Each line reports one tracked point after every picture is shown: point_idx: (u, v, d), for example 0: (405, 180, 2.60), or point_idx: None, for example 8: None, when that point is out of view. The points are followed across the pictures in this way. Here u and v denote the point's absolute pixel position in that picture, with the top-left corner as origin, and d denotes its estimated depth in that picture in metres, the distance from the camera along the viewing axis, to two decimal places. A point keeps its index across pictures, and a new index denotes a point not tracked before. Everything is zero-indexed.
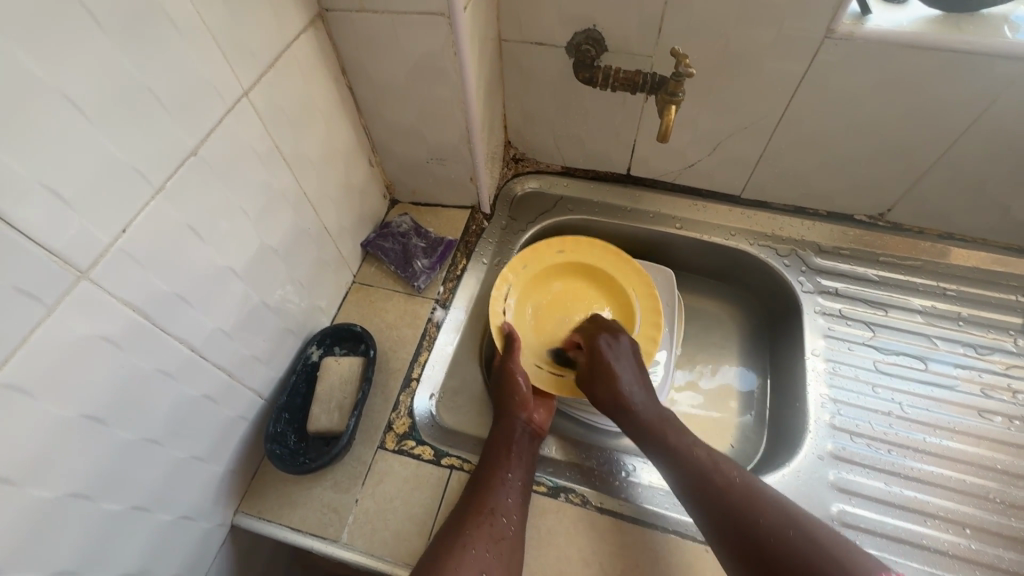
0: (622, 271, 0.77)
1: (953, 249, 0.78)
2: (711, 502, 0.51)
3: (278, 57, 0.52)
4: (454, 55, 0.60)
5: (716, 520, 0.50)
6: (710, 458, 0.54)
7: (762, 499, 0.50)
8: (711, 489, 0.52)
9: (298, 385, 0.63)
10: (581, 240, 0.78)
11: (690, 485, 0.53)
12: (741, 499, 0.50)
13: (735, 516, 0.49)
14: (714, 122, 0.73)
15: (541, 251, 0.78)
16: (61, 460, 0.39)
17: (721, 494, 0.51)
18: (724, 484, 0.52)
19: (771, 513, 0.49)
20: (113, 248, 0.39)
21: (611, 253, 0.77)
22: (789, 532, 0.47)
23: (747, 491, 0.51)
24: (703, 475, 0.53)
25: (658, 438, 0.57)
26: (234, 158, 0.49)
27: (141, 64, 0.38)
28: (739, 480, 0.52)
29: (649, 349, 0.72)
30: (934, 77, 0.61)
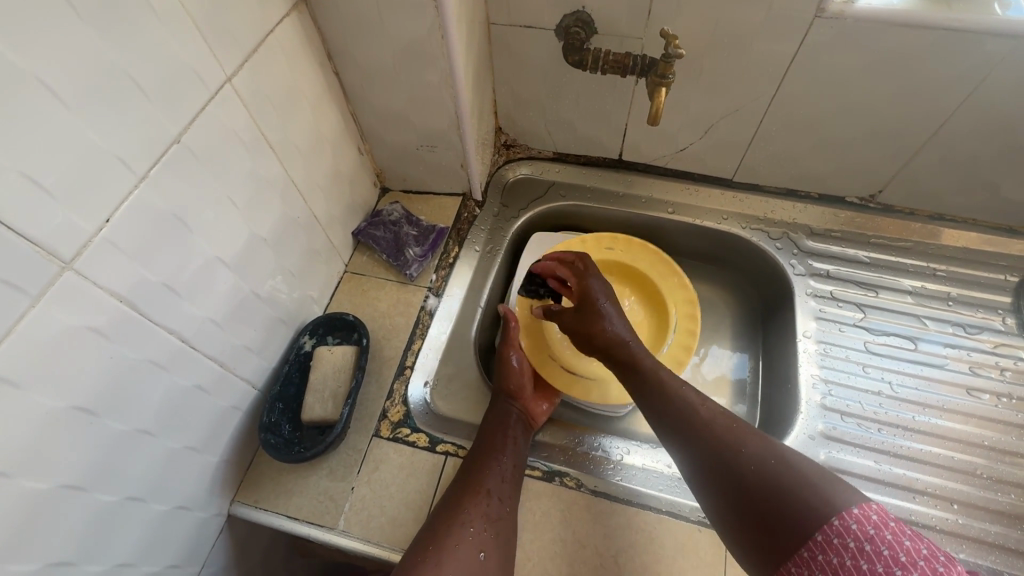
0: (654, 265, 0.77)
1: (943, 230, 0.78)
2: (693, 439, 0.50)
3: (261, 40, 0.51)
4: (441, 39, 0.59)
5: (698, 456, 0.49)
6: (697, 398, 0.53)
7: (745, 433, 0.49)
8: (693, 425, 0.51)
9: (291, 375, 0.63)
10: (619, 239, 0.78)
11: (674, 425, 0.52)
12: (721, 432, 0.49)
13: (716, 450, 0.48)
14: (705, 105, 0.73)
15: (590, 247, 0.78)
16: (52, 452, 0.38)
17: (703, 430, 0.50)
18: (706, 421, 0.50)
19: (750, 446, 0.47)
20: (98, 237, 0.39)
21: (657, 257, 0.77)
22: (764, 459, 0.46)
23: (729, 426, 0.50)
24: (687, 414, 0.52)
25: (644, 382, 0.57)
26: (219, 146, 0.48)
27: (119, 49, 0.38)
28: (722, 418, 0.51)
29: (687, 341, 0.72)
30: (925, 56, 0.60)
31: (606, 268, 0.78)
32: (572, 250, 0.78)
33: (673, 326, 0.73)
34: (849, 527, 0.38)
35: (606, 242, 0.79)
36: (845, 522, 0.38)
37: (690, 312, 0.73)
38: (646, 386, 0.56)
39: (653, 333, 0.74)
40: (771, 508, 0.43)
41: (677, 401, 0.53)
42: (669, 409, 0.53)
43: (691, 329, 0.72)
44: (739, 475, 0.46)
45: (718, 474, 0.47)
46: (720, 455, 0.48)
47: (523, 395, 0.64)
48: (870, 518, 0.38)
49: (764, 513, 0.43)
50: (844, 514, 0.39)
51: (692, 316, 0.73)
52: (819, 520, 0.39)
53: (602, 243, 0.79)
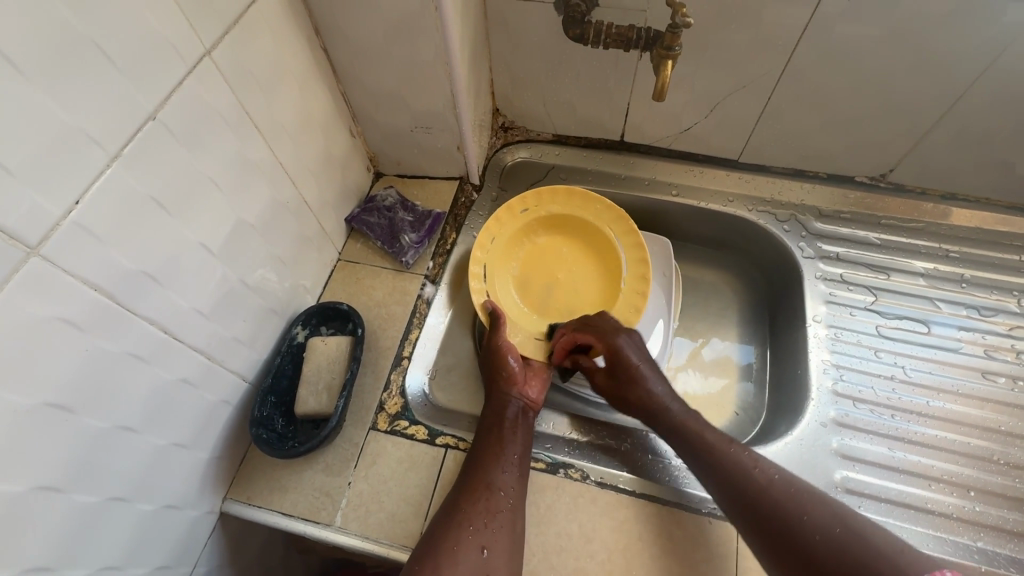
0: (579, 207, 0.72)
1: (956, 210, 0.76)
2: (751, 501, 0.49)
3: (244, 13, 0.48)
4: (435, 11, 0.56)
5: (761, 520, 0.48)
6: (745, 452, 0.53)
7: (803, 494, 0.49)
8: (748, 487, 0.50)
9: (284, 367, 0.60)
10: (529, 197, 0.72)
11: (728, 485, 0.51)
12: (781, 499, 0.49)
13: (780, 516, 0.48)
14: (712, 81, 0.70)
15: (505, 219, 0.72)
16: (23, 452, 0.36)
17: (762, 492, 0.49)
18: (763, 486, 0.50)
19: (814, 511, 0.47)
20: (66, 220, 0.36)
21: (567, 194, 0.72)
22: (832, 526, 0.46)
23: (787, 487, 0.50)
24: (741, 477, 0.51)
25: (691, 441, 0.55)
26: (200, 124, 0.45)
27: (82, 13, 0.34)
28: (778, 478, 0.50)
29: (643, 271, 0.69)
30: (943, 24, 0.57)
31: (539, 226, 0.73)
32: (496, 226, 0.71)
33: (625, 260, 0.70)
34: None
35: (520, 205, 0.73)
36: None
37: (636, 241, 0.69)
38: (693, 439, 0.55)
39: (609, 275, 0.72)
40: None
41: (730, 458, 0.53)
42: (720, 470, 0.52)
43: (641, 256, 0.69)
44: (808, 544, 0.46)
45: (782, 542, 0.47)
46: (784, 521, 0.47)
47: (516, 380, 0.62)
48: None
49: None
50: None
51: (637, 244, 0.70)
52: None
53: (513, 208, 0.72)
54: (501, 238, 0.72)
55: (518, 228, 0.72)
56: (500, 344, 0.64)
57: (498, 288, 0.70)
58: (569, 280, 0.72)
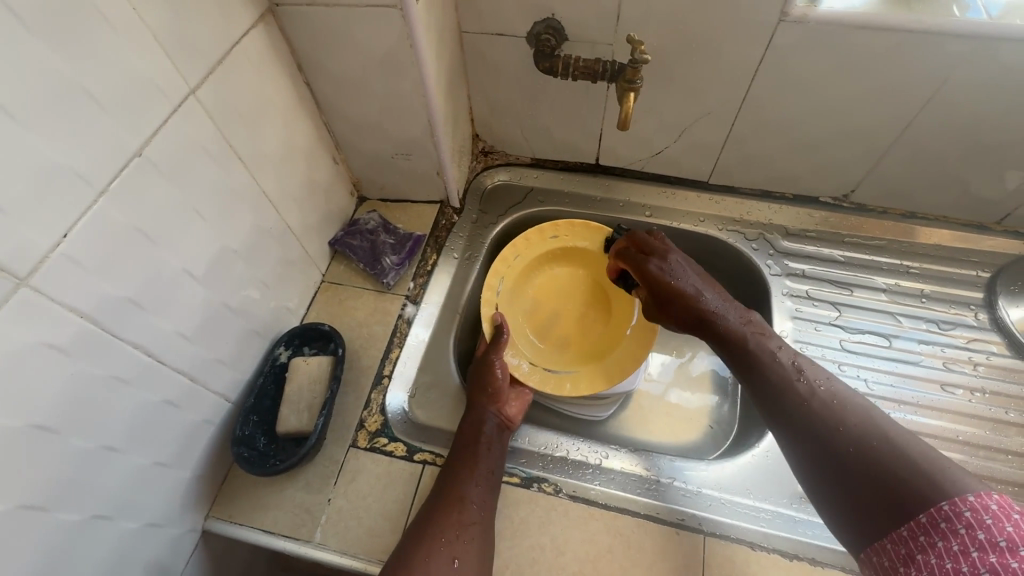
0: (602, 249, 0.76)
1: (916, 228, 0.79)
2: (790, 409, 0.50)
3: (227, 52, 0.51)
4: (410, 48, 0.59)
5: (796, 427, 0.49)
6: (795, 368, 0.54)
7: (845, 408, 0.48)
8: (788, 395, 0.51)
9: (266, 387, 0.62)
10: (561, 225, 0.76)
11: (767, 393, 0.53)
12: (822, 407, 0.49)
13: (819, 423, 0.48)
14: (678, 109, 0.74)
15: (533, 241, 0.76)
16: (11, 471, 0.38)
17: (801, 401, 0.50)
18: (804, 396, 0.50)
19: (852, 423, 0.47)
20: (54, 253, 0.38)
21: (594, 231, 0.75)
22: (868, 439, 0.44)
23: (829, 399, 0.49)
24: (783, 385, 0.52)
25: (739, 348, 0.57)
26: (185, 157, 0.48)
27: (73, 64, 0.37)
28: (822, 390, 0.51)
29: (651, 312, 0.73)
30: (887, 57, 0.61)
31: (559, 255, 0.78)
32: (521, 246, 0.76)
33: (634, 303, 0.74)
34: (960, 514, 0.37)
35: (550, 230, 0.77)
36: (956, 508, 0.37)
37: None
38: (738, 346, 0.57)
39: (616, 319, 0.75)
40: (874, 482, 0.42)
41: (773, 370, 0.54)
42: (764, 378, 0.54)
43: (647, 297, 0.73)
44: (841, 450, 0.45)
45: (819, 447, 0.47)
46: (823, 424, 0.48)
47: (501, 401, 0.64)
48: (988, 508, 0.36)
49: (860, 487, 0.43)
50: (957, 500, 0.37)
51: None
52: (925, 498, 0.39)
53: (545, 231, 0.77)
54: (523, 259, 0.76)
55: (540, 254, 0.77)
56: (495, 360, 0.67)
57: (506, 306, 0.74)
58: (575, 314, 0.77)
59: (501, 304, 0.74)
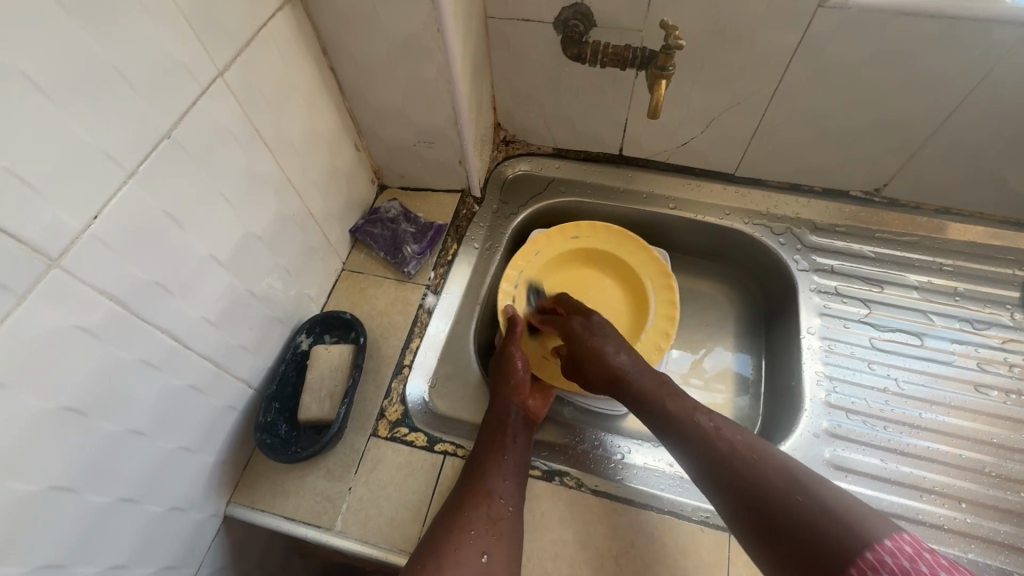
0: (625, 251, 0.76)
1: (950, 224, 0.77)
2: (715, 466, 0.50)
3: (254, 36, 0.50)
4: (437, 33, 0.58)
5: (725, 485, 0.49)
6: (713, 427, 0.53)
7: (768, 464, 0.49)
8: (712, 456, 0.51)
9: (288, 374, 0.62)
10: (582, 225, 0.77)
11: (690, 451, 0.53)
12: (742, 462, 0.49)
13: (747, 483, 0.48)
14: (707, 99, 0.72)
15: (555, 240, 0.77)
16: (39, 452, 0.38)
17: (724, 461, 0.50)
18: (724, 453, 0.51)
19: (776, 481, 0.47)
20: (85, 234, 0.38)
21: (618, 232, 0.76)
22: (793, 497, 0.45)
23: (748, 453, 0.50)
24: (704, 442, 0.52)
25: (656, 412, 0.57)
26: (212, 141, 0.48)
27: (105, 43, 0.37)
28: (740, 443, 0.51)
29: (666, 328, 0.71)
30: (932, 44, 0.59)
31: (581, 254, 0.77)
32: (543, 243, 0.76)
33: (653, 308, 0.72)
34: (884, 560, 0.38)
35: (571, 230, 0.77)
36: (878, 555, 0.39)
37: (668, 297, 0.72)
38: (655, 411, 0.57)
39: (635, 318, 0.74)
40: (799, 535, 0.43)
41: (695, 429, 0.54)
42: (683, 434, 0.54)
43: (670, 314, 0.72)
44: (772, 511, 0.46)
45: (744, 502, 0.48)
46: (744, 480, 0.48)
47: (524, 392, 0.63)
48: (904, 550, 0.39)
49: (798, 552, 0.43)
50: (877, 547, 0.39)
51: (671, 302, 0.72)
52: (855, 556, 0.40)
53: (567, 231, 0.77)
54: (545, 254, 0.76)
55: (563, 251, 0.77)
56: (511, 349, 0.66)
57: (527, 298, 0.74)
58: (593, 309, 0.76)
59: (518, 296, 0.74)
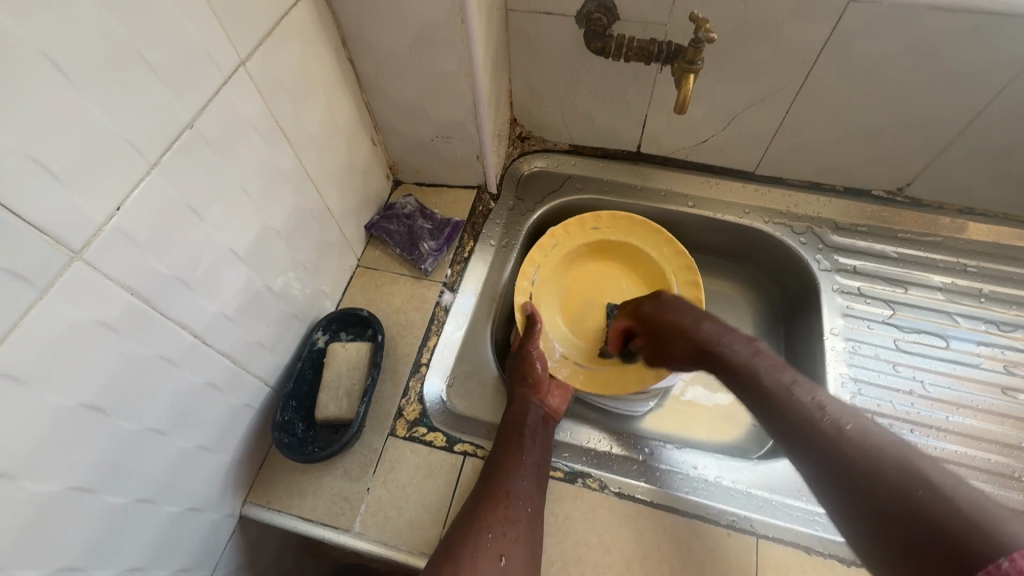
0: (650, 244, 0.75)
1: (972, 224, 0.76)
2: (811, 444, 0.43)
3: (276, 24, 0.49)
4: (460, 24, 0.56)
5: (824, 469, 0.41)
6: (817, 404, 0.45)
7: (880, 443, 0.40)
8: (817, 439, 0.43)
9: (304, 372, 0.61)
10: (602, 217, 0.75)
11: (790, 434, 0.45)
12: (851, 445, 0.41)
13: (856, 469, 0.39)
14: (730, 96, 0.71)
15: (574, 232, 0.76)
16: (58, 452, 0.36)
17: (829, 444, 0.42)
18: (828, 433, 0.43)
19: (888, 463, 0.38)
20: (108, 227, 0.36)
21: (638, 225, 0.75)
22: (909, 484, 0.36)
23: (857, 433, 0.41)
24: (804, 421, 0.45)
25: (751, 388, 0.51)
26: (233, 132, 0.46)
27: (129, 28, 0.35)
28: (850, 425, 0.42)
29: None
30: (964, 41, 0.58)
31: (601, 246, 0.76)
32: (561, 236, 0.75)
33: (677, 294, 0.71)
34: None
35: (591, 222, 0.76)
36: (1017, 565, 0.28)
37: (695, 294, 0.70)
38: (750, 385, 0.51)
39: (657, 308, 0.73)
40: (916, 535, 0.34)
41: (795, 406, 0.46)
42: (783, 413, 0.47)
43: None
44: (873, 495, 0.37)
45: (850, 491, 0.39)
46: (853, 466, 0.39)
47: (538, 390, 0.62)
48: None
49: (913, 551, 0.34)
50: (1016, 555, 0.29)
51: (696, 298, 0.70)
52: (984, 562, 0.30)
53: (586, 223, 0.76)
54: (564, 246, 0.76)
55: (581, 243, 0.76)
56: (529, 349, 0.65)
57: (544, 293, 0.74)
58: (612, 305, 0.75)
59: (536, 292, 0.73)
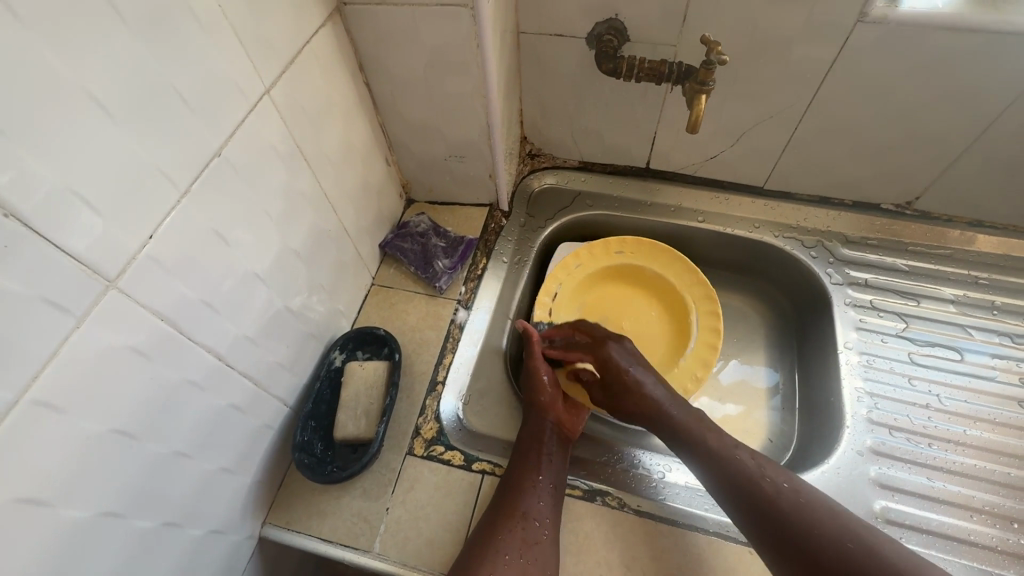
0: (673, 272, 0.75)
1: (981, 237, 0.76)
2: (753, 501, 0.51)
3: (298, 52, 0.50)
4: (476, 49, 0.58)
5: (767, 525, 0.49)
6: (755, 464, 0.53)
7: (813, 506, 0.49)
8: (756, 494, 0.51)
9: (323, 392, 0.61)
10: (627, 242, 0.77)
11: (735, 492, 0.52)
12: (790, 508, 0.49)
13: (797, 529, 0.48)
14: (739, 113, 0.72)
15: (599, 254, 0.77)
16: (91, 478, 0.37)
17: (771, 503, 0.50)
18: (768, 493, 0.51)
19: (824, 522, 0.48)
20: (140, 255, 0.37)
21: (666, 254, 0.75)
22: (844, 540, 0.46)
23: (794, 495, 0.50)
24: (747, 479, 0.52)
25: (694, 444, 0.56)
26: (258, 158, 0.47)
27: (164, 62, 0.36)
28: (786, 486, 0.51)
29: (706, 357, 0.70)
30: (970, 59, 0.59)
31: (626, 270, 0.77)
32: (585, 257, 0.77)
33: (695, 326, 0.72)
34: None
35: (616, 245, 0.78)
36: None
37: (714, 325, 0.71)
38: (694, 442, 0.56)
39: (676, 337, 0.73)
40: None
41: (737, 466, 0.53)
42: (725, 470, 0.53)
43: (711, 343, 0.71)
44: (818, 551, 0.46)
45: (792, 547, 0.47)
46: (794, 526, 0.48)
47: (552, 406, 0.62)
48: None
49: None
50: None
51: (714, 329, 0.71)
52: None
53: (613, 245, 0.77)
54: (588, 267, 0.77)
55: (606, 266, 0.77)
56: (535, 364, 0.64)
57: (563, 310, 0.75)
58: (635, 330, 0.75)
59: (556, 308, 0.74)
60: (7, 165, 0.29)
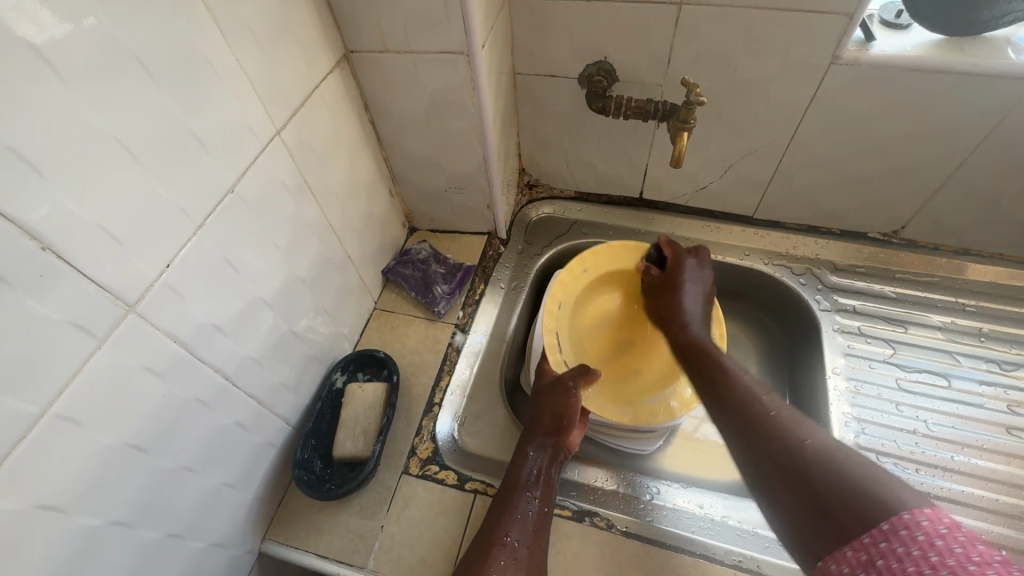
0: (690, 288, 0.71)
1: (970, 265, 0.78)
2: (746, 429, 0.49)
3: (308, 96, 0.55)
4: (472, 90, 0.62)
5: (758, 447, 0.47)
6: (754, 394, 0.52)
7: (805, 431, 0.45)
8: (749, 420, 0.49)
9: (324, 412, 0.64)
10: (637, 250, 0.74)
11: (733, 423, 0.51)
12: (780, 427, 0.47)
13: (782, 446, 0.45)
14: (725, 147, 0.75)
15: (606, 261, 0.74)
16: (101, 489, 0.39)
17: (762, 426, 0.48)
18: (761, 418, 0.49)
19: (812, 440, 0.44)
20: (158, 282, 0.41)
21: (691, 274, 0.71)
22: (822, 453, 0.42)
23: (789, 422, 0.47)
24: (744, 408, 0.51)
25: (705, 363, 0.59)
26: (267, 193, 0.51)
27: (185, 110, 0.41)
28: (782, 413, 0.48)
29: None
30: (941, 98, 0.62)
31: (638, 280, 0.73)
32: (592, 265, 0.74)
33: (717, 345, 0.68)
34: (922, 526, 0.35)
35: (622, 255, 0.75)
36: (919, 521, 0.35)
37: None
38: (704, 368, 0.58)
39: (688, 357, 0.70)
40: (825, 490, 0.39)
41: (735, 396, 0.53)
42: (724, 401, 0.53)
43: None
44: (798, 464, 0.42)
45: (775, 465, 0.44)
46: (780, 445, 0.45)
47: (541, 426, 0.62)
48: None
49: (819, 506, 0.39)
50: (917, 514, 0.35)
51: None
52: (880, 511, 0.35)
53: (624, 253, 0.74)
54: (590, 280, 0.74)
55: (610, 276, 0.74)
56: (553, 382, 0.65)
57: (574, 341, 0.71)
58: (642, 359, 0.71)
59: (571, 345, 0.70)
60: (48, 206, 0.33)
